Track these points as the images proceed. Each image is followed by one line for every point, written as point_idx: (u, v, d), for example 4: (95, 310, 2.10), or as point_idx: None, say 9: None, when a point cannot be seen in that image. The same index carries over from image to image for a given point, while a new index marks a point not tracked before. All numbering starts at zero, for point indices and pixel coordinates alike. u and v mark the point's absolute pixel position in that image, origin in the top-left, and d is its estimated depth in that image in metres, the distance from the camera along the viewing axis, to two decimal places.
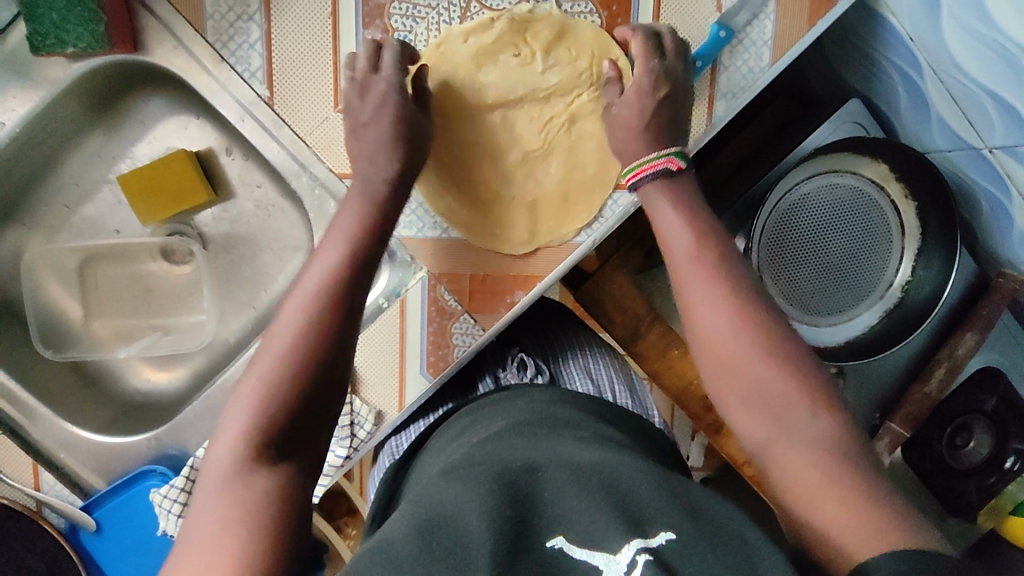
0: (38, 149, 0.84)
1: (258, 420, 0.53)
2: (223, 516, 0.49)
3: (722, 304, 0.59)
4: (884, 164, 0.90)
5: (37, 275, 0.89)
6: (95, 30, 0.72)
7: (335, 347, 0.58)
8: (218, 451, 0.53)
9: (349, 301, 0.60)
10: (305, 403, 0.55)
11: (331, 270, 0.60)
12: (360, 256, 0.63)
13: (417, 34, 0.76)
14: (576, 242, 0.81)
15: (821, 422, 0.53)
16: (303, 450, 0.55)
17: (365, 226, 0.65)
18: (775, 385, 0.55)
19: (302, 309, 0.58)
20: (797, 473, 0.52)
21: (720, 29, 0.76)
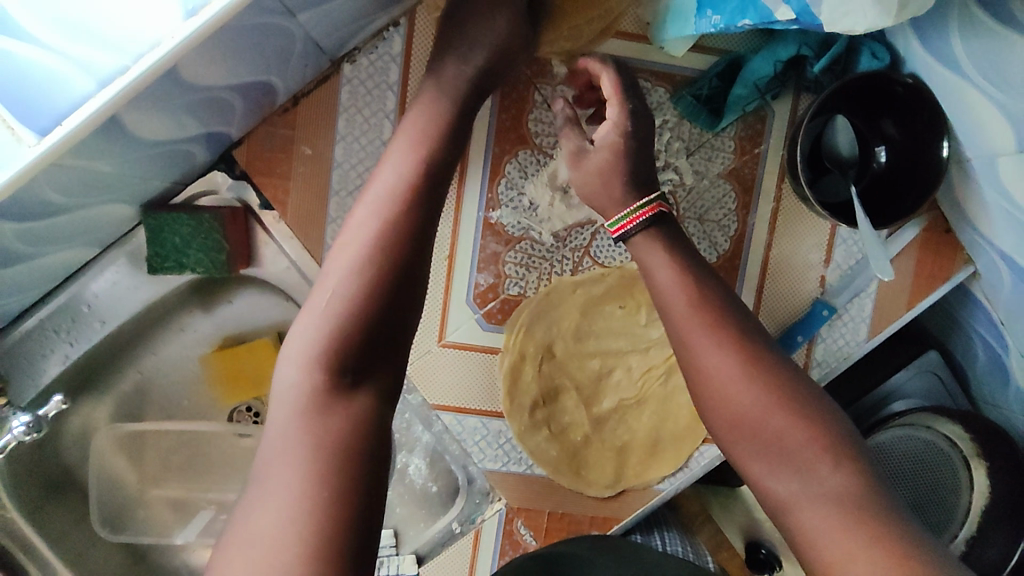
0: (132, 334, 0.83)
1: (325, 335, 0.50)
2: (289, 481, 0.46)
3: (727, 359, 0.58)
4: (963, 430, 0.90)
5: (102, 449, 0.87)
6: (217, 258, 0.72)
7: (408, 253, 0.54)
8: (288, 368, 0.51)
9: (422, 213, 0.57)
10: (378, 314, 0.52)
11: (395, 183, 0.58)
12: (425, 184, 0.58)
13: (528, 282, 0.76)
14: (659, 487, 0.80)
15: (840, 474, 0.52)
16: (380, 368, 0.52)
17: (431, 163, 0.60)
18: (793, 436, 0.54)
19: (369, 225, 0.55)
20: (827, 538, 0.50)
21: (822, 308, 0.78)
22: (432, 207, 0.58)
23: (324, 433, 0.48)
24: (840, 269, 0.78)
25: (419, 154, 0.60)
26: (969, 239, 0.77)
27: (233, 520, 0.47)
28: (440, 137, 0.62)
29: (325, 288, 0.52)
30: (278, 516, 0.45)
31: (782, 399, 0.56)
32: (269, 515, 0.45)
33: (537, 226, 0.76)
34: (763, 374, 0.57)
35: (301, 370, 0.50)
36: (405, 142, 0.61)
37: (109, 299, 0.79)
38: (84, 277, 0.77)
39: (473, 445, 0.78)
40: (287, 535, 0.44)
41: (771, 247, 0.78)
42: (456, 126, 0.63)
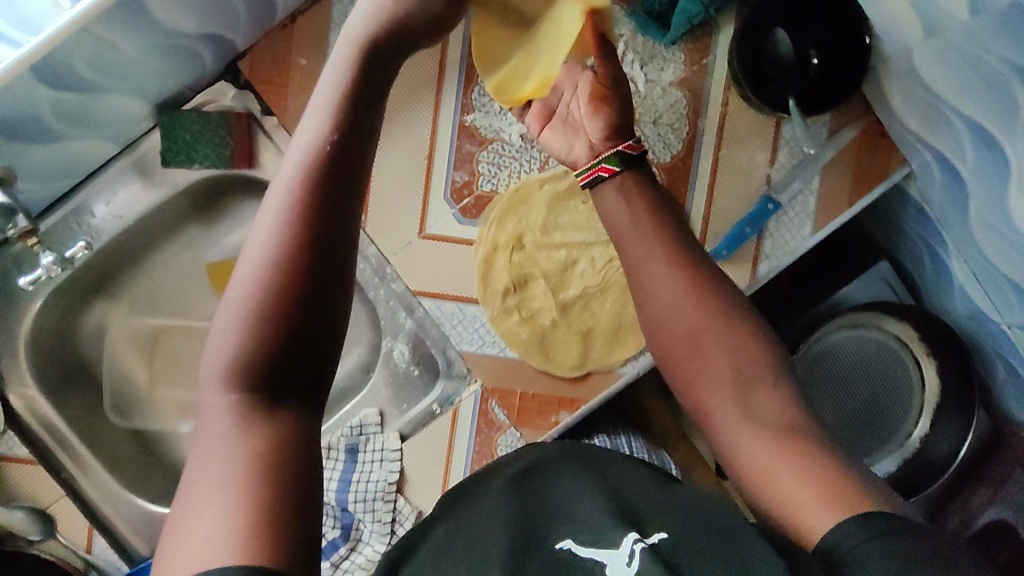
0: (143, 238, 0.92)
1: (240, 356, 0.46)
2: (216, 481, 0.43)
3: (695, 302, 0.60)
4: (908, 326, 0.97)
5: (117, 343, 0.97)
6: (221, 153, 0.82)
7: (323, 243, 0.47)
8: (211, 392, 0.47)
9: (329, 208, 0.47)
10: (293, 331, 0.46)
11: (302, 163, 0.47)
12: (335, 173, 0.48)
13: (499, 179, 0.84)
14: (622, 370, 0.87)
15: (777, 396, 0.57)
16: (301, 393, 0.48)
17: (338, 129, 0.48)
18: (734, 352, 0.58)
19: (275, 220, 0.46)
20: (763, 458, 0.54)
21: (767, 203, 0.84)
22: (343, 190, 0.48)
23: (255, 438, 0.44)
24: (785, 168, 0.86)
25: (334, 123, 0.48)
26: (901, 139, 0.84)
27: (158, 547, 0.43)
28: (358, 82, 0.49)
29: (232, 300, 0.46)
30: (204, 517, 0.42)
31: (725, 318, 0.60)
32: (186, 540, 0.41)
33: (507, 128, 0.84)
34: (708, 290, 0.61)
35: (222, 392, 0.46)
36: (320, 105, 0.49)
37: (115, 199, 0.86)
38: (98, 180, 0.85)
39: (450, 329, 0.86)
40: (208, 548, 0.40)
41: (721, 148, 0.86)
42: (383, 67, 0.50)
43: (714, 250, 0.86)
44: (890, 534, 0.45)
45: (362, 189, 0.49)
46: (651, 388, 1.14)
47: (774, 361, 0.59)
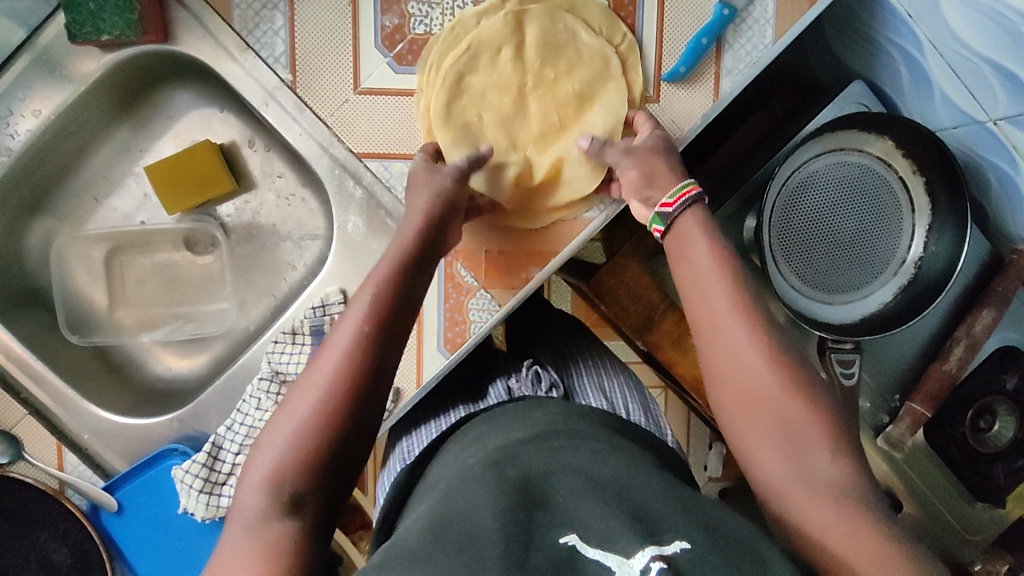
0: (68, 141, 0.88)
1: (281, 470, 0.54)
2: (247, 556, 0.50)
3: (743, 330, 0.60)
4: (889, 140, 0.92)
5: (65, 262, 0.92)
6: (130, 18, 0.76)
7: (375, 363, 0.59)
8: (243, 499, 0.54)
9: (370, 374, 0.58)
10: (335, 442, 0.56)
11: (363, 317, 0.60)
12: (387, 314, 0.61)
13: (432, 20, 0.79)
14: (590, 216, 0.83)
15: (819, 436, 0.56)
16: (319, 502, 0.55)
17: (387, 313, 0.61)
18: (771, 376, 0.58)
19: (334, 358, 0.58)
20: (812, 515, 0.52)
21: (723, 8, 0.78)
22: (364, 390, 0.58)
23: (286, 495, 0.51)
24: None
25: (394, 275, 0.64)
26: None
27: None
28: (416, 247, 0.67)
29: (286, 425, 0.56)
30: None
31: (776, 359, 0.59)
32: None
33: None
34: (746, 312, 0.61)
35: (259, 495, 0.53)
36: (373, 284, 0.63)
37: (30, 97, 0.82)
38: (6, 75, 0.81)
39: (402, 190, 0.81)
40: None
41: None
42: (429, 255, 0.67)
43: (671, 70, 0.81)
44: None
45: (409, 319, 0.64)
46: (632, 259, 1.10)
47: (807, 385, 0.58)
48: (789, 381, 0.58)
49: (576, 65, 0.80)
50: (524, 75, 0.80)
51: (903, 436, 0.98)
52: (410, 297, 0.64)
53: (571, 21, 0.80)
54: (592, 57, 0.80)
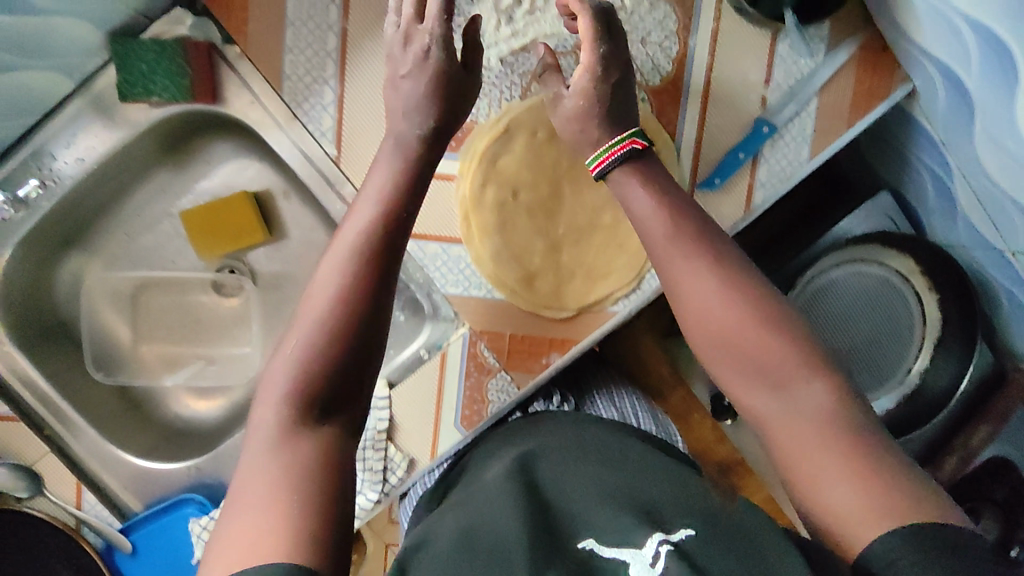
0: (108, 183, 0.89)
1: (303, 388, 0.53)
2: (270, 478, 0.49)
3: (729, 306, 0.57)
4: (914, 260, 0.93)
5: (94, 301, 0.94)
6: (181, 83, 0.78)
7: (379, 273, 0.58)
8: (262, 412, 0.54)
9: (384, 272, 0.58)
10: (351, 341, 0.55)
11: (370, 222, 0.59)
12: (394, 219, 0.60)
13: (479, 109, 0.80)
14: (613, 309, 0.84)
15: (816, 390, 0.54)
16: (345, 415, 0.56)
17: (399, 209, 0.61)
18: (770, 354, 0.55)
19: (342, 267, 0.57)
20: (795, 446, 0.53)
21: (762, 125, 0.81)
22: (374, 285, 0.57)
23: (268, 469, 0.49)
24: (782, 88, 0.81)
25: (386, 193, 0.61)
26: (907, 56, 0.80)
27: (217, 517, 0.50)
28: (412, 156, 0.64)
29: (292, 349, 0.55)
30: (252, 523, 0.47)
31: (765, 320, 0.56)
32: (243, 529, 0.47)
33: (484, 52, 0.79)
34: (738, 294, 0.58)
35: (275, 411, 0.53)
36: (374, 192, 0.61)
37: (74, 145, 0.81)
38: (55, 120, 0.81)
39: (435, 271, 0.83)
40: (261, 517, 0.47)
41: (713, 67, 0.80)
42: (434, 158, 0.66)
43: (730, 154, 0.82)
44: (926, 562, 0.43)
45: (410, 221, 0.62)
46: (646, 332, 1.12)
47: (817, 357, 0.55)
48: (794, 361, 0.55)
49: None
50: (559, 159, 0.81)
51: None
52: (417, 197, 0.63)
53: None
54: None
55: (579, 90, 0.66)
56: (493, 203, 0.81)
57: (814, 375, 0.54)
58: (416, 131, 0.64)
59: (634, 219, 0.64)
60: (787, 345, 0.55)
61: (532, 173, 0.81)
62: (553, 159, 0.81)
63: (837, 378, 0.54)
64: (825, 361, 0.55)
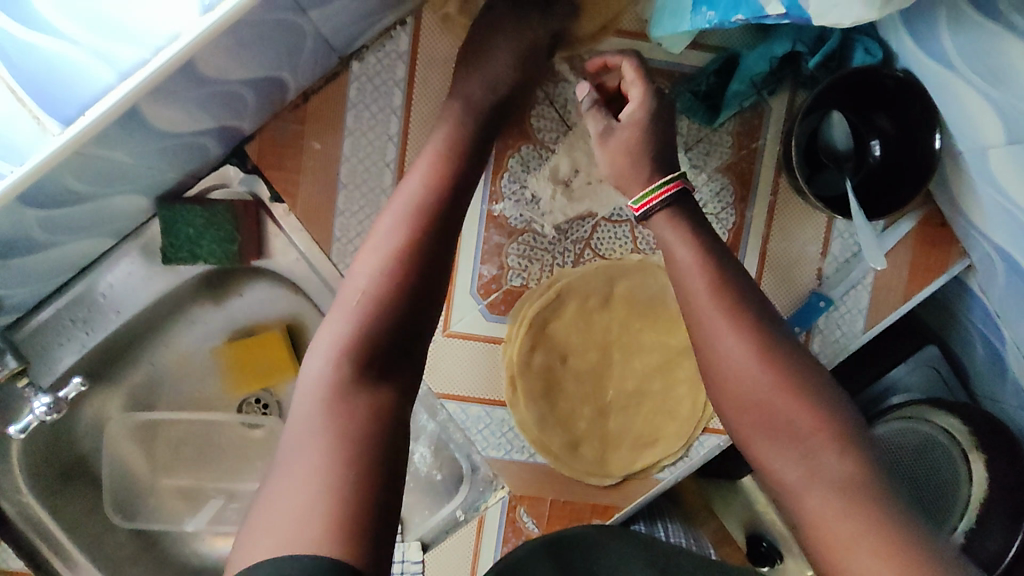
0: (142, 324, 0.85)
1: (352, 341, 0.54)
2: (315, 463, 0.49)
3: (754, 359, 0.60)
4: (957, 420, 0.91)
5: (118, 439, 0.89)
6: (229, 248, 0.75)
7: (421, 257, 0.59)
8: (311, 369, 0.54)
9: (425, 260, 0.58)
10: (394, 328, 0.56)
11: (408, 214, 0.61)
12: (432, 211, 0.61)
13: (530, 274, 0.79)
14: (659, 476, 0.82)
15: (846, 464, 0.56)
16: (396, 376, 0.55)
17: (433, 202, 0.62)
18: (804, 422, 0.58)
19: (379, 257, 0.58)
20: (819, 513, 0.55)
21: (818, 299, 0.79)
22: (415, 272, 0.58)
23: (319, 455, 0.49)
24: (838, 261, 0.80)
25: (425, 180, 0.63)
26: (964, 232, 0.79)
27: (256, 502, 0.50)
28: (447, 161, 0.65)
29: (341, 319, 0.55)
30: (301, 505, 0.47)
31: (793, 386, 0.59)
32: (285, 507, 0.47)
33: (539, 219, 0.79)
34: (772, 359, 0.60)
35: (326, 362, 0.54)
36: (409, 187, 0.63)
37: (116, 288, 0.81)
38: (107, 262, 0.81)
39: (476, 434, 0.80)
40: (309, 502, 0.47)
41: (769, 239, 0.79)
42: (474, 159, 0.67)
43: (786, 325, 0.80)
44: None
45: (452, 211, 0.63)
46: None
47: (845, 431, 0.58)
48: (824, 436, 0.57)
49: (667, 321, 0.80)
50: (610, 326, 0.80)
51: None
52: (455, 191, 0.64)
53: (662, 277, 0.79)
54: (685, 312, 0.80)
55: (631, 123, 0.70)
56: (540, 368, 0.79)
57: (845, 450, 0.57)
58: (454, 141, 0.67)
59: (675, 276, 0.66)
60: (814, 412, 0.58)
61: (584, 340, 0.80)
62: (605, 326, 0.79)
63: (863, 457, 0.57)
64: (852, 440, 0.58)
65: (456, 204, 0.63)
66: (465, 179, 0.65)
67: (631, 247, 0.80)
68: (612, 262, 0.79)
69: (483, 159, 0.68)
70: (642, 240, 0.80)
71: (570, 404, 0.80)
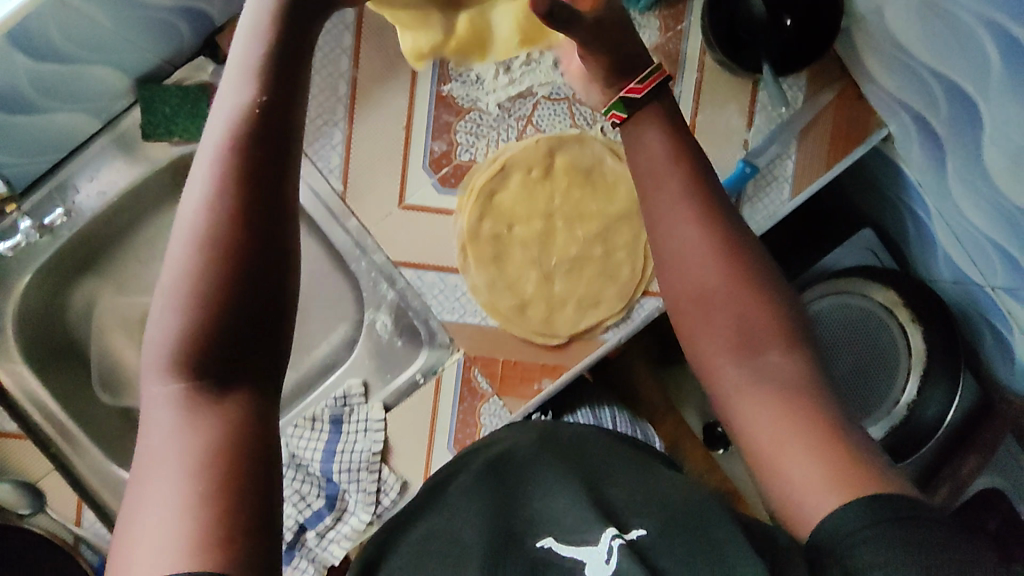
0: (123, 216, 0.92)
1: (188, 330, 0.44)
2: (171, 482, 0.41)
3: (706, 251, 0.55)
4: (894, 293, 0.97)
5: (105, 327, 0.97)
6: (201, 124, 0.83)
7: (262, 190, 0.45)
8: (149, 405, 0.44)
9: (255, 193, 0.45)
10: (236, 291, 0.44)
11: (227, 135, 0.46)
12: (257, 130, 0.46)
13: (478, 149, 0.86)
14: (603, 338, 0.88)
15: (791, 361, 0.53)
16: (252, 358, 0.45)
17: (252, 125, 0.46)
18: (754, 320, 0.54)
19: (201, 192, 0.45)
20: (756, 420, 0.52)
21: (745, 166, 0.84)
22: (247, 219, 0.45)
23: (175, 458, 0.42)
24: (762, 133, 0.86)
25: (260, 80, 0.47)
26: (878, 100, 0.84)
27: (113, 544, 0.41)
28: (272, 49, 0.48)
29: (170, 280, 0.44)
30: (157, 518, 0.40)
31: (745, 282, 0.54)
32: (151, 504, 0.41)
33: (484, 98, 0.86)
34: (729, 253, 0.55)
35: (164, 381, 0.44)
36: (226, 93, 0.47)
37: (97, 177, 0.87)
38: (79, 157, 0.86)
39: (432, 299, 0.87)
40: (164, 535, 0.39)
41: (697, 113, 0.86)
42: (292, 49, 0.49)
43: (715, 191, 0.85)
44: (898, 531, 0.41)
45: (299, 131, 0.49)
46: (641, 363, 1.15)
47: (794, 331, 0.54)
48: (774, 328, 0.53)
49: (604, 188, 0.86)
50: (552, 195, 0.86)
51: None
52: (285, 100, 0.48)
53: (599, 147, 0.86)
54: (620, 180, 0.86)
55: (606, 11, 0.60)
56: (487, 235, 0.85)
57: (792, 347, 0.53)
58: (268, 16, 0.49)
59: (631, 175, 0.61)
60: (765, 309, 0.54)
61: (529, 210, 0.86)
62: (548, 195, 0.86)
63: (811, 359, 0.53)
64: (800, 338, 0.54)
65: (293, 113, 0.48)
66: (296, 76, 0.49)
67: (569, 123, 0.87)
68: (553, 134, 0.85)
69: (310, 53, 0.50)
70: (579, 116, 0.87)
71: (517, 270, 0.86)
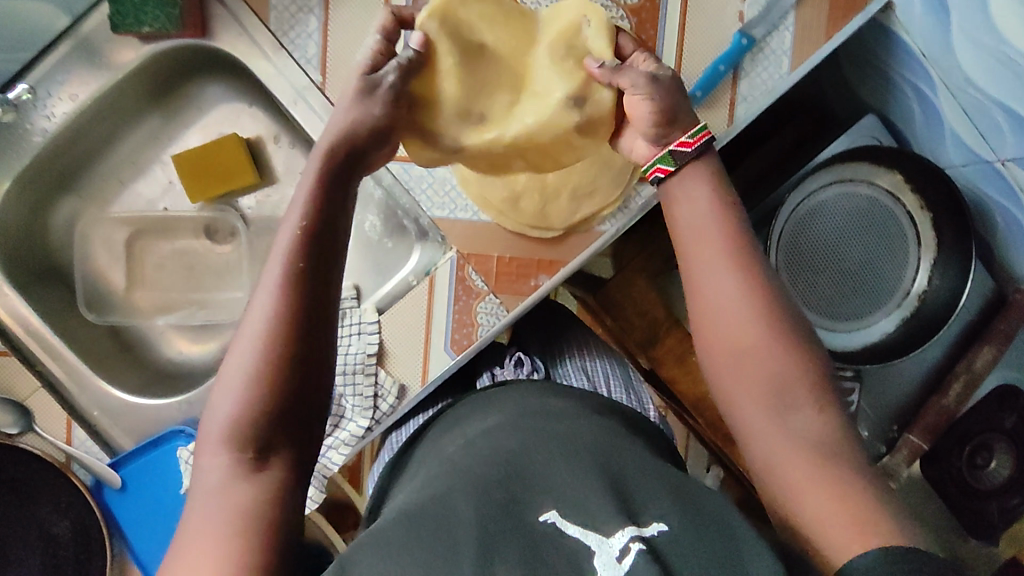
0: (97, 125, 0.89)
1: (244, 409, 0.51)
2: (212, 532, 0.47)
3: (736, 288, 0.59)
4: (899, 174, 0.94)
5: (89, 245, 0.95)
6: (170, 13, 0.80)
7: (314, 299, 0.54)
8: (202, 462, 0.51)
9: (310, 299, 0.54)
10: (287, 387, 0.53)
11: (285, 257, 0.54)
12: (312, 252, 0.55)
13: None
14: (602, 228, 0.84)
15: (822, 419, 0.55)
16: (288, 445, 0.53)
17: (311, 249, 0.55)
18: (772, 360, 0.57)
19: (265, 304, 0.53)
20: (779, 457, 0.55)
21: (742, 38, 0.81)
22: (300, 331, 0.53)
23: (215, 516, 0.48)
24: (759, 4, 0.82)
25: (310, 208, 0.55)
26: None
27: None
28: (323, 179, 0.57)
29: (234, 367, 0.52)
30: (191, 571, 0.46)
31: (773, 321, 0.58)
32: (188, 560, 0.46)
33: None
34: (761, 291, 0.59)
35: (218, 453, 0.50)
36: (289, 220, 0.55)
37: (66, 84, 0.84)
38: (45, 62, 0.83)
39: (420, 194, 0.84)
40: None
41: None
42: (345, 171, 0.58)
43: (711, 66, 0.82)
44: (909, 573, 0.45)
45: (339, 261, 0.57)
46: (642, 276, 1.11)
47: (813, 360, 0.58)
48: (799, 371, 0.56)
49: None
50: None
51: (899, 468, 1.00)
52: (340, 222, 0.57)
53: None
54: None
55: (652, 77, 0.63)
56: None
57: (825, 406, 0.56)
58: (331, 143, 0.57)
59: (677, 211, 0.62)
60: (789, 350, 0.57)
61: None
62: None
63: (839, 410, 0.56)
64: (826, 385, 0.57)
65: (342, 231, 0.57)
66: (348, 189, 0.58)
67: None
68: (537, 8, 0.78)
69: (363, 172, 0.59)
70: None
71: None
